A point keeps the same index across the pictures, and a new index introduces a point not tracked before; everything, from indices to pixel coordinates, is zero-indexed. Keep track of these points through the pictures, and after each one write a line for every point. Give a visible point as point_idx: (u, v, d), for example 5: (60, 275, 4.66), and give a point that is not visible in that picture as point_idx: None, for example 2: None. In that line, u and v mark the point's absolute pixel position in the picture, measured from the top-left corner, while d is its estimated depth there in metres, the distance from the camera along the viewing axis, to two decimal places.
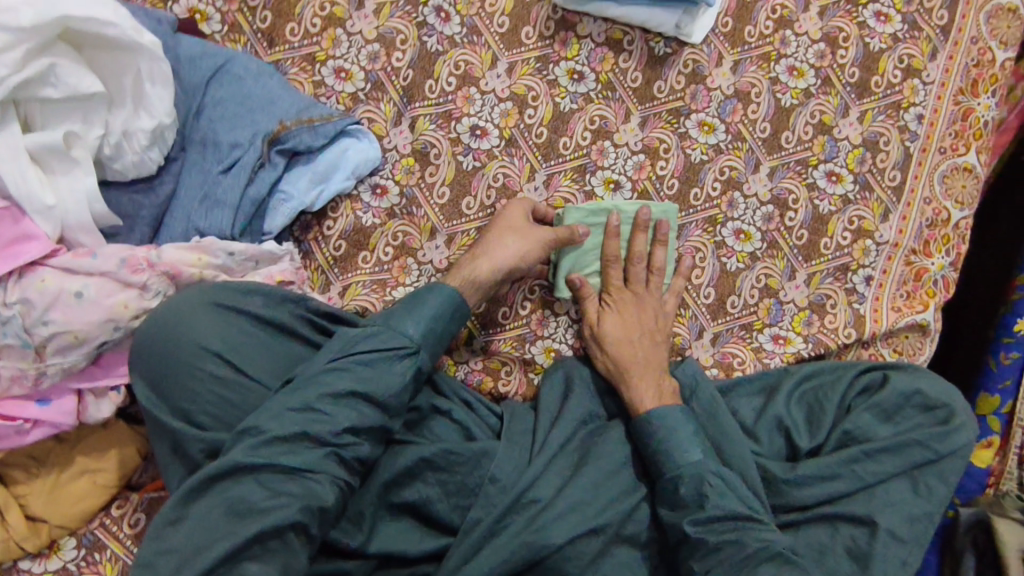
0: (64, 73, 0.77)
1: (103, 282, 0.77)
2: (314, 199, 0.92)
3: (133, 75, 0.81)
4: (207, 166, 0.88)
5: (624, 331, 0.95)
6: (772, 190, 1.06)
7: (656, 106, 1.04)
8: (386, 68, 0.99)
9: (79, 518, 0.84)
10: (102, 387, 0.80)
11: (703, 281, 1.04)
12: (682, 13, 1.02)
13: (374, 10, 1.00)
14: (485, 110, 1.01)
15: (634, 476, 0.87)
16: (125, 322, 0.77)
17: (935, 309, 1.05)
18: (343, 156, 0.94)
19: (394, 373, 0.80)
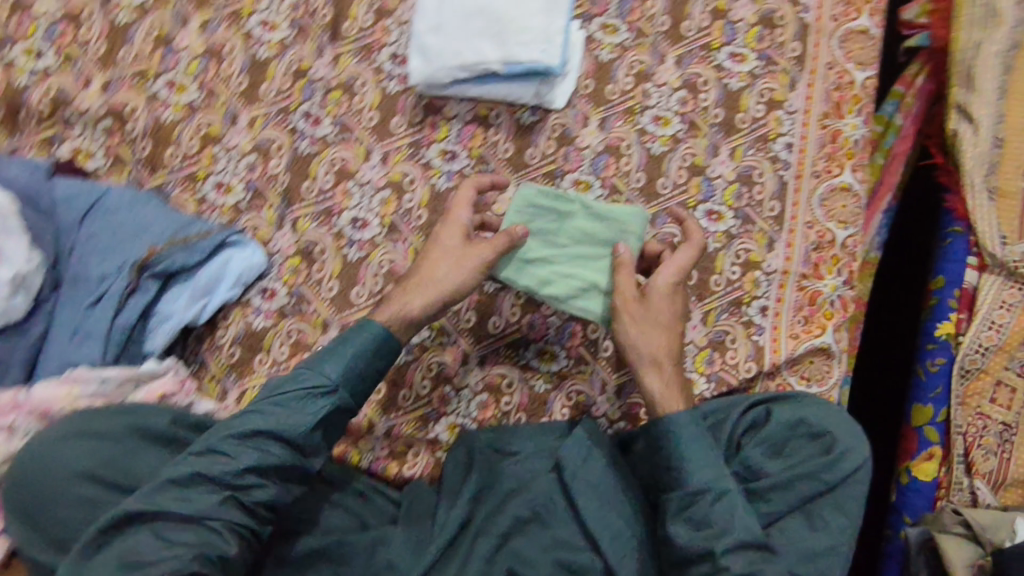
0: None
1: None
2: (199, 313, 0.97)
3: None
4: (80, 300, 0.94)
5: (649, 338, 0.92)
6: (656, 237, 1.08)
7: (530, 172, 1.08)
8: (263, 176, 1.04)
9: None
10: None
11: (599, 334, 1.04)
12: (539, 83, 1.05)
13: (248, 124, 1.05)
14: (364, 201, 1.05)
15: (529, 549, 0.87)
16: None
17: (834, 331, 1.05)
18: (226, 267, 0.99)
19: (309, 410, 0.83)
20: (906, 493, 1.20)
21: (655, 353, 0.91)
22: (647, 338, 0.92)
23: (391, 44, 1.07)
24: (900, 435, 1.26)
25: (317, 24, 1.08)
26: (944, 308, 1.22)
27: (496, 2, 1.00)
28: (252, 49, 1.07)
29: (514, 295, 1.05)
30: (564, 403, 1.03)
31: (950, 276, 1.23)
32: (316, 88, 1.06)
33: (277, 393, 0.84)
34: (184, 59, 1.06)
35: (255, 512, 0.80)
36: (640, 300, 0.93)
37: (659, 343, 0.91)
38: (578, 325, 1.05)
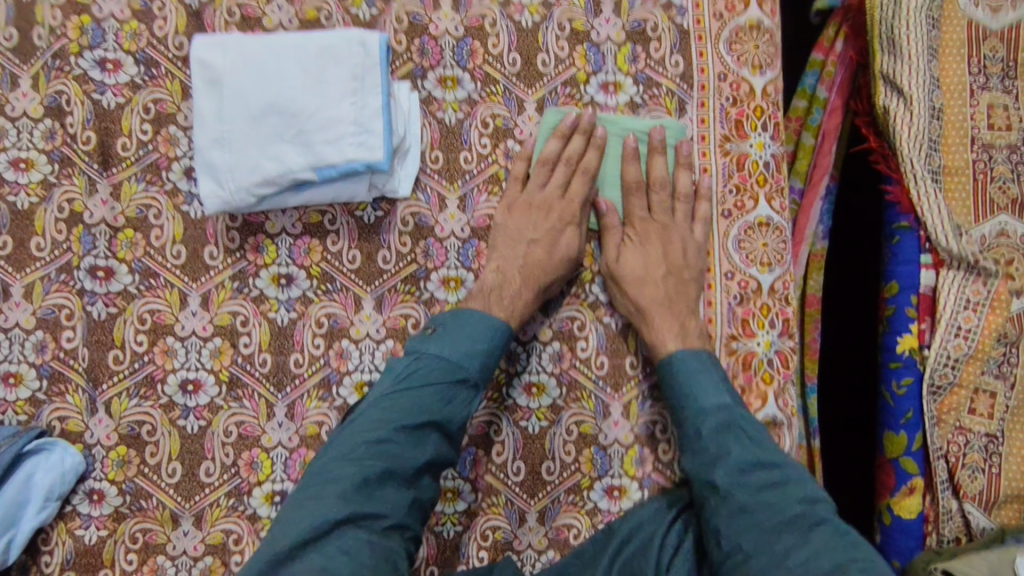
0: None
1: None
2: (4, 554, 0.78)
3: None
4: None
5: (629, 268, 0.88)
6: (552, 325, 0.90)
7: (387, 280, 0.88)
8: (58, 354, 0.85)
9: None
10: None
11: (506, 457, 0.88)
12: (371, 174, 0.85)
13: (25, 293, 0.85)
14: (191, 357, 0.86)
15: None
16: None
17: (776, 398, 0.90)
18: (29, 484, 0.80)
19: (458, 404, 0.79)
20: (890, 534, 1.06)
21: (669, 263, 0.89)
22: (632, 262, 0.89)
23: (181, 157, 0.87)
24: (874, 467, 1.11)
25: (80, 150, 0.86)
26: (902, 319, 1.04)
27: (291, 91, 0.81)
28: (7, 199, 0.86)
29: None
30: (480, 544, 0.87)
31: (903, 280, 1.06)
32: (97, 233, 0.86)
33: (347, 450, 0.75)
34: None
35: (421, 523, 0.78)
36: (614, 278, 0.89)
37: (644, 263, 0.88)
38: (479, 451, 0.88)
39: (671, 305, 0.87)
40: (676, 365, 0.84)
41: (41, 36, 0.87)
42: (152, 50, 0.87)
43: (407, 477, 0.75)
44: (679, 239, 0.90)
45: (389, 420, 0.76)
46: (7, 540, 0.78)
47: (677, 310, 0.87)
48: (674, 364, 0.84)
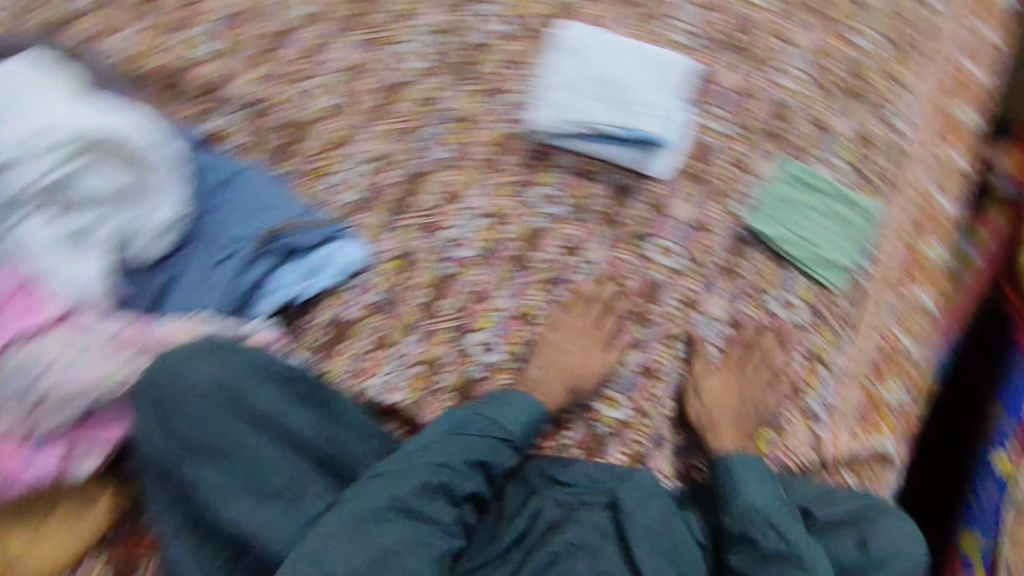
0: (98, 175, 0.91)
1: (102, 348, 0.86)
2: (303, 290, 1.04)
3: (155, 176, 0.94)
4: (208, 256, 1.00)
5: (706, 401, 1.07)
6: (729, 312, 1.11)
7: (621, 230, 1.14)
8: (379, 184, 1.12)
9: (65, 560, 0.95)
10: (97, 441, 0.90)
11: (662, 392, 1.10)
12: (644, 152, 1.13)
13: (375, 135, 1.14)
14: (466, 224, 1.13)
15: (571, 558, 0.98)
16: (113, 385, 0.87)
17: (894, 438, 1.06)
18: (338, 253, 1.07)
19: (503, 456, 1.01)
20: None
21: (738, 396, 1.07)
22: (714, 397, 1.07)
23: (511, 90, 1.15)
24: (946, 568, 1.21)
25: (451, 61, 1.16)
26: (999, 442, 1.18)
27: (621, 75, 1.12)
28: (390, 70, 1.16)
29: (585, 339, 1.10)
30: (620, 449, 1.08)
31: None
32: (441, 117, 1.15)
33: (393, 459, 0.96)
34: (330, 67, 1.15)
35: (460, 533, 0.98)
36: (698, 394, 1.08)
37: (722, 395, 1.07)
38: (644, 380, 1.11)
39: (737, 428, 1.06)
40: (731, 466, 1.02)
41: None
42: (521, 20, 1.17)
43: (453, 496, 0.97)
44: (755, 394, 1.09)
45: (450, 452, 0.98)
46: (308, 282, 1.05)
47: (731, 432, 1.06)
48: (730, 463, 1.03)
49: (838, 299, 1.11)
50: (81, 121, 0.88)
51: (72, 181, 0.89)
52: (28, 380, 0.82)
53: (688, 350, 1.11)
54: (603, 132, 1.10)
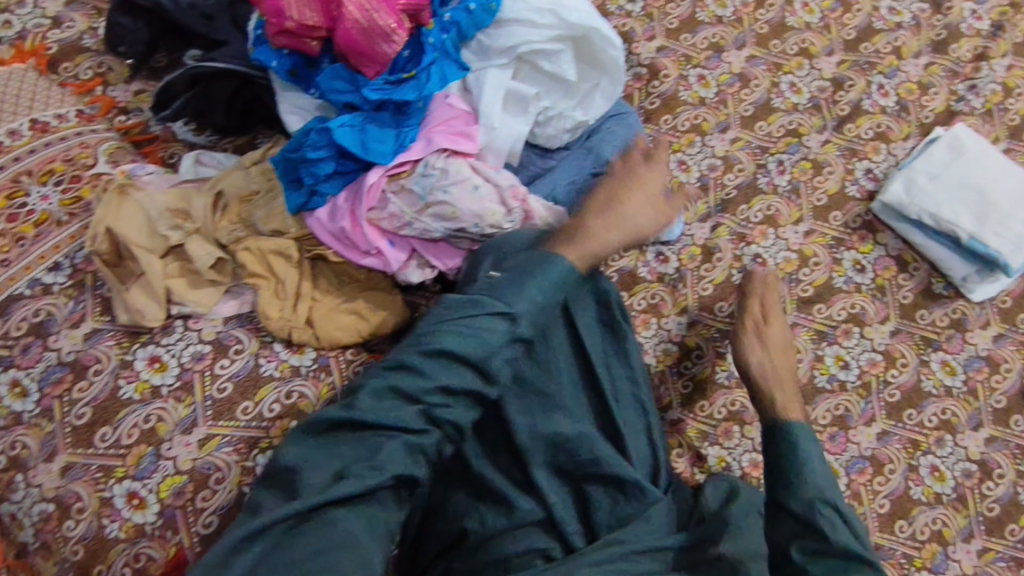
0: (562, 60, 0.98)
1: (491, 191, 0.95)
2: None
3: (594, 83, 1.00)
4: (583, 164, 1.09)
5: (774, 353, 1.04)
6: (983, 453, 1.10)
7: (913, 327, 1.15)
8: (717, 180, 1.20)
9: (331, 341, 0.98)
10: (428, 260, 0.97)
11: (884, 489, 1.07)
12: (974, 270, 1.15)
13: (731, 138, 1.23)
14: (773, 249, 1.17)
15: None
16: (484, 225, 0.95)
17: None
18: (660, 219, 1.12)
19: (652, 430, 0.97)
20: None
21: (784, 380, 1.02)
22: (761, 359, 1.03)
23: (874, 161, 1.22)
24: None
25: (830, 110, 1.24)
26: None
27: (994, 191, 1.16)
28: (772, 93, 1.25)
29: (834, 403, 1.11)
30: None
31: None
32: (798, 151, 1.22)
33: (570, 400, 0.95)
34: (721, 68, 1.26)
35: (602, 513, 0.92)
36: (761, 343, 1.05)
37: (784, 372, 1.03)
38: (871, 467, 1.08)
39: (780, 386, 1.02)
40: (795, 434, 0.96)
41: (866, 47, 1.29)
42: (913, 104, 1.25)
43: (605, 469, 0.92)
44: (787, 366, 1.04)
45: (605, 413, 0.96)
46: None
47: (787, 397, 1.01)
48: (789, 429, 0.96)
49: None
50: (582, 12, 0.96)
51: (541, 54, 0.97)
52: (433, 186, 0.93)
53: (769, 325, 1.06)
54: (959, 240, 1.14)
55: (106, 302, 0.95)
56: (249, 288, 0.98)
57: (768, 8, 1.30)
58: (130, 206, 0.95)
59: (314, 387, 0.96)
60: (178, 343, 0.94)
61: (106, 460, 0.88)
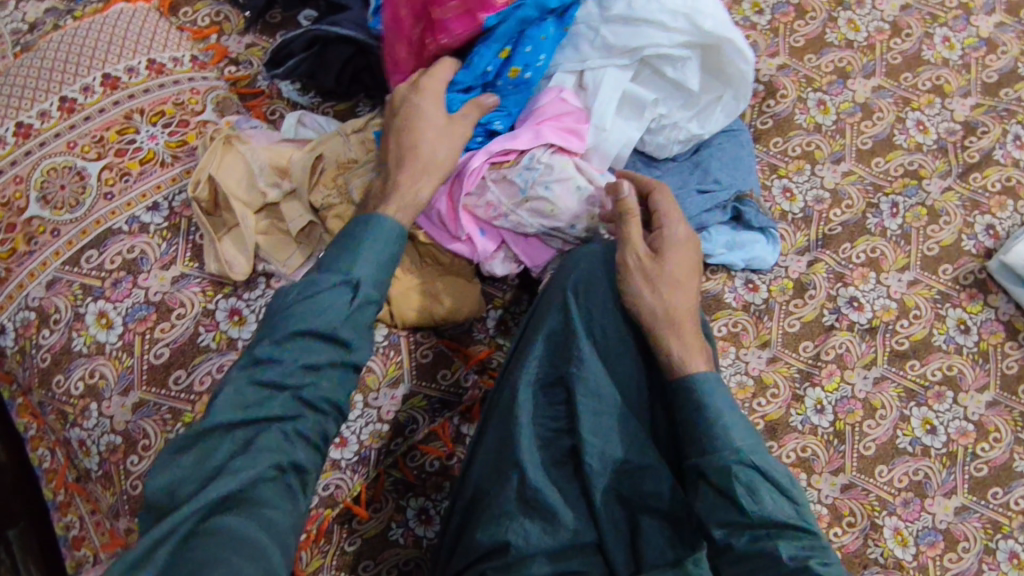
0: (688, 67, 0.95)
1: (594, 194, 0.94)
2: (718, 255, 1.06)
3: (715, 96, 0.98)
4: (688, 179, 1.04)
5: (667, 294, 0.87)
6: None
7: (1013, 401, 1.07)
8: (821, 213, 1.14)
9: (405, 322, 0.98)
10: (516, 254, 0.97)
11: (956, 567, 1.00)
12: None
13: (844, 171, 1.16)
14: (872, 294, 1.10)
15: None
16: (580, 226, 0.94)
17: None
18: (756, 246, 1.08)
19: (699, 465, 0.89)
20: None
21: (679, 316, 0.86)
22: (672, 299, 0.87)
23: (996, 218, 1.13)
24: None
25: (956, 157, 1.16)
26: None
27: None
28: (895, 130, 1.17)
29: (913, 467, 1.04)
30: None
31: None
32: (915, 195, 1.14)
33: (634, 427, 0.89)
34: (844, 95, 1.19)
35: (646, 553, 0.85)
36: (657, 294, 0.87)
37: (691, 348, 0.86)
38: (944, 542, 1.01)
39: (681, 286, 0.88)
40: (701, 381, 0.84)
41: (1006, 94, 1.19)
42: None
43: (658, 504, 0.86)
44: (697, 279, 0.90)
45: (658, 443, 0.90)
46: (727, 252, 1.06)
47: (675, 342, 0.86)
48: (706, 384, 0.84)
49: None
50: (718, 20, 0.93)
51: (667, 58, 0.95)
52: (535, 179, 0.92)
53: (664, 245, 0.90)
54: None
55: (197, 249, 0.97)
56: None
57: (904, 39, 1.22)
58: (233, 157, 0.97)
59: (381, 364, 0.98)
60: (258, 299, 0.95)
61: (175, 403, 0.89)
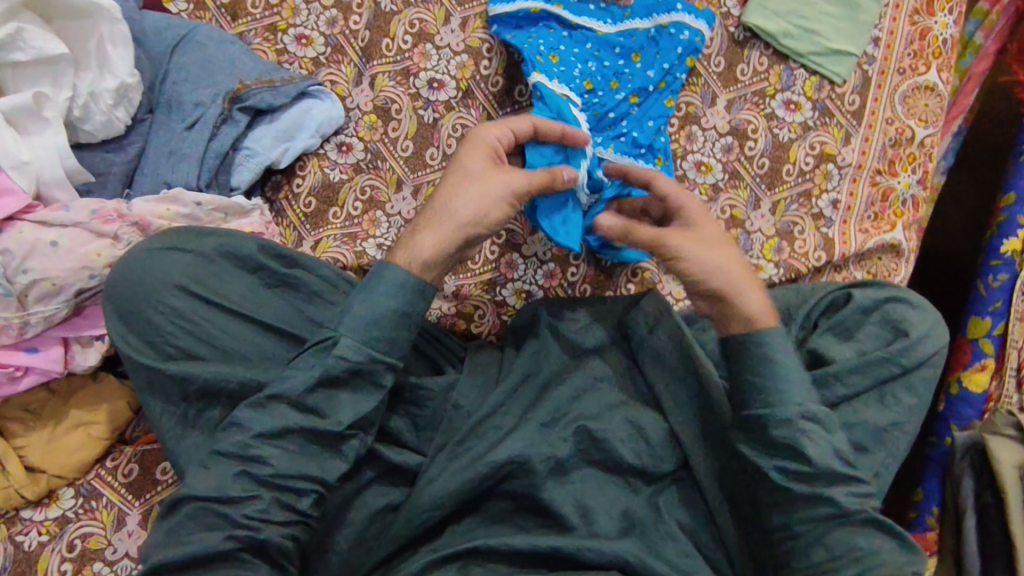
0: (185, 103, 0.88)
1: (219, 291, 0.80)
2: (281, 155, 0.92)
3: (248, 101, 0.89)
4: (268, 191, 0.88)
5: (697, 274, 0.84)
6: (868, 159, 1.06)
7: (742, 89, 1.06)
8: (475, 77, 1.03)
9: (79, 466, 0.89)
10: (87, 336, 0.83)
11: (808, 249, 1.04)
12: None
13: (461, 23, 1.04)
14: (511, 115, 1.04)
15: (672, 457, 0.90)
16: (234, 326, 0.80)
17: (903, 228, 1.05)
18: (308, 114, 0.93)
19: (594, 385, 0.92)
20: (954, 403, 1.17)
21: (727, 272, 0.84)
22: (709, 259, 0.84)
23: None
24: (953, 347, 1.23)
25: None
26: (1013, 225, 1.17)
27: None
28: None
29: (720, 209, 1.04)
30: None
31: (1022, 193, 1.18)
32: None
33: (474, 405, 0.89)
34: None
35: (564, 499, 0.86)
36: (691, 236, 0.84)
37: (765, 307, 0.85)
38: (784, 242, 1.04)
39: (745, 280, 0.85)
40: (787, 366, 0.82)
41: None
42: None
43: (532, 463, 0.85)
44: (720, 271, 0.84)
45: (596, 394, 0.92)
46: (285, 147, 0.92)
47: (746, 292, 0.84)
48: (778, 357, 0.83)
49: (938, 116, 1.08)
50: (181, 59, 0.90)
51: (171, 117, 0.87)
52: (148, 328, 0.78)
53: None
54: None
55: None
56: (115, 521, 0.87)
57: None
58: None
59: (95, 520, 0.88)
60: None
61: None
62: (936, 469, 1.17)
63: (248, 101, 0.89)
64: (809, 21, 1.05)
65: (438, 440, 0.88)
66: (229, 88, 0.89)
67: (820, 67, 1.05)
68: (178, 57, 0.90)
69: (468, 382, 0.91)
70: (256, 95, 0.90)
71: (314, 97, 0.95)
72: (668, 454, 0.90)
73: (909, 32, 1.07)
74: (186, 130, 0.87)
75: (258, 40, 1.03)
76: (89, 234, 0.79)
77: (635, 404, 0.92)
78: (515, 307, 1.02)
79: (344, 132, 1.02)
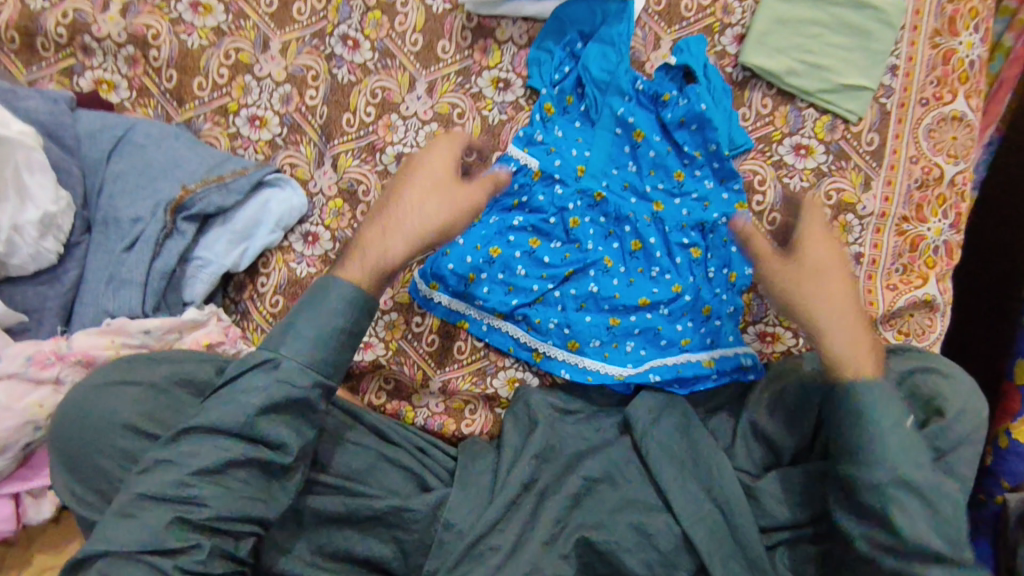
0: (123, 218, 0.79)
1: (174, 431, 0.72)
2: (238, 259, 0.84)
3: (193, 204, 0.81)
4: (108, 246, 0.79)
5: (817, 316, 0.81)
6: (891, 203, 0.94)
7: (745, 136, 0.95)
8: None
9: None
10: (39, 488, 0.76)
11: None
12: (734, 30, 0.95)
13: (428, 88, 0.94)
14: (409, 135, 0.93)
15: (691, 567, 0.80)
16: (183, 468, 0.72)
17: (937, 281, 0.93)
18: (264, 209, 0.85)
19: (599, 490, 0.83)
20: (1004, 458, 1.03)
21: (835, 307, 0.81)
22: (834, 297, 0.81)
23: None
24: (1000, 392, 1.10)
25: None
26: None
27: None
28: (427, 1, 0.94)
29: None
30: None
31: None
32: (506, 51, 0.95)
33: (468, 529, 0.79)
34: (359, 11, 0.94)
35: None
36: (798, 274, 0.82)
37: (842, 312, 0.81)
38: None
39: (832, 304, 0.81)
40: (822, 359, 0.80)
41: None
42: None
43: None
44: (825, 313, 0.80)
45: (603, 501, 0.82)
46: (242, 249, 0.84)
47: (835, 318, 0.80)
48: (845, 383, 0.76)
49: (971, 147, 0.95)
50: (116, 168, 0.82)
51: (110, 237, 0.79)
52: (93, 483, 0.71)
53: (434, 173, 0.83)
54: (716, 28, 0.95)
55: None
56: None
57: None
58: None
59: None
60: None
61: None
62: (987, 531, 1.05)
63: (194, 207, 0.81)
64: (814, 54, 0.94)
65: (429, 565, 0.79)
66: (171, 197, 0.80)
67: (830, 104, 0.94)
68: (113, 164, 0.82)
69: (462, 494, 0.82)
70: (202, 198, 0.81)
71: (271, 186, 0.86)
72: (686, 562, 0.80)
73: (931, 55, 0.94)
74: (126, 250, 0.78)
75: (209, 125, 0.94)
76: (30, 382, 0.72)
77: (644, 507, 0.82)
78: (509, 399, 0.93)
79: (309, 220, 0.93)
